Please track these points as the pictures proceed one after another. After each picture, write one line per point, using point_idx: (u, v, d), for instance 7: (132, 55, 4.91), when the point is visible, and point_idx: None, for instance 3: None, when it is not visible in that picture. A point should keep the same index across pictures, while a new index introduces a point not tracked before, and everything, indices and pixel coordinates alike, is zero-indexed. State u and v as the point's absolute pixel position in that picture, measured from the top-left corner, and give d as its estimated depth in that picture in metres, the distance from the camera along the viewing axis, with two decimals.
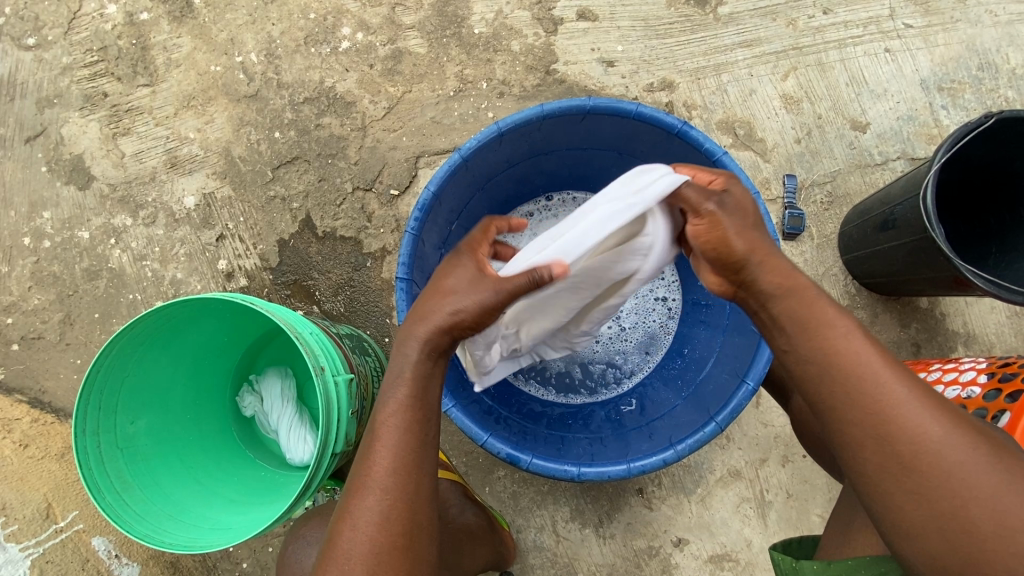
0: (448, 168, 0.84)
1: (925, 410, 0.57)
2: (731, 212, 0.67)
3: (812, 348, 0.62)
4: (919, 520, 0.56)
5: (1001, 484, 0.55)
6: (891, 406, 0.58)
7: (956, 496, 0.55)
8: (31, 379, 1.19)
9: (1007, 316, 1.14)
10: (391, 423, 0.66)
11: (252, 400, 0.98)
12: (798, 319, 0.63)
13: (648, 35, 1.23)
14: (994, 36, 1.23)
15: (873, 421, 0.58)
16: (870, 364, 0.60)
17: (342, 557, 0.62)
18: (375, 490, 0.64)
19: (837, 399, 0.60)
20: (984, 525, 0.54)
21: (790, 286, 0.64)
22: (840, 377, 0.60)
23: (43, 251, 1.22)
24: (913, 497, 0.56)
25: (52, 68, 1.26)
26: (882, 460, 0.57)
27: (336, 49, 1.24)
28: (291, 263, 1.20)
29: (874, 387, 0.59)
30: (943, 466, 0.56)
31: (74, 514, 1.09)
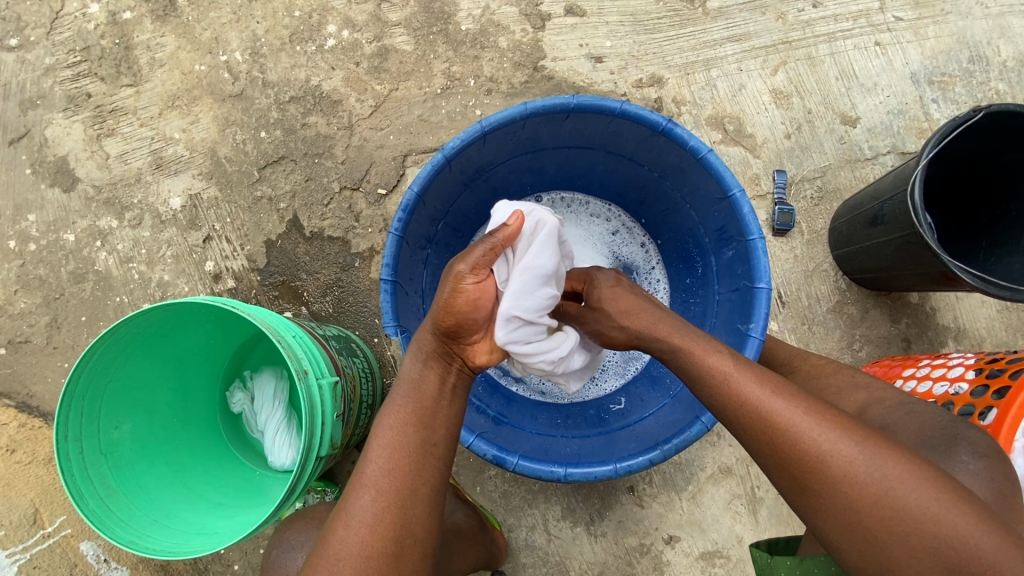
0: (431, 168, 0.83)
1: (807, 424, 0.58)
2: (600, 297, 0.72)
3: (705, 384, 0.65)
4: (833, 532, 0.56)
5: (889, 486, 0.54)
6: (776, 428, 0.59)
7: (851, 507, 0.55)
8: (19, 383, 1.18)
9: (997, 311, 1.14)
10: (391, 423, 0.67)
11: (243, 398, 0.98)
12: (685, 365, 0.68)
13: (637, 31, 1.22)
14: (985, 29, 1.22)
15: (765, 445, 0.60)
16: (748, 390, 0.62)
17: (328, 561, 0.60)
18: (369, 491, 0.63)
19: (735, 429, 0.63)
20: (881, 531, 0.53)
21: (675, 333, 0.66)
22: (727, 407, 0.63)
23: (28, 254, 1.22)
24: (819, 513, 0.57)
25: (34, 69, 1.25)
26: (786, 480, 0.58)
27: (322, 47, 1.23)
28: (278, 264, 1.19)
29: (760, 411, 0.61)
30: (830, 479, 0.56)
31: (61, 519, 1.09)
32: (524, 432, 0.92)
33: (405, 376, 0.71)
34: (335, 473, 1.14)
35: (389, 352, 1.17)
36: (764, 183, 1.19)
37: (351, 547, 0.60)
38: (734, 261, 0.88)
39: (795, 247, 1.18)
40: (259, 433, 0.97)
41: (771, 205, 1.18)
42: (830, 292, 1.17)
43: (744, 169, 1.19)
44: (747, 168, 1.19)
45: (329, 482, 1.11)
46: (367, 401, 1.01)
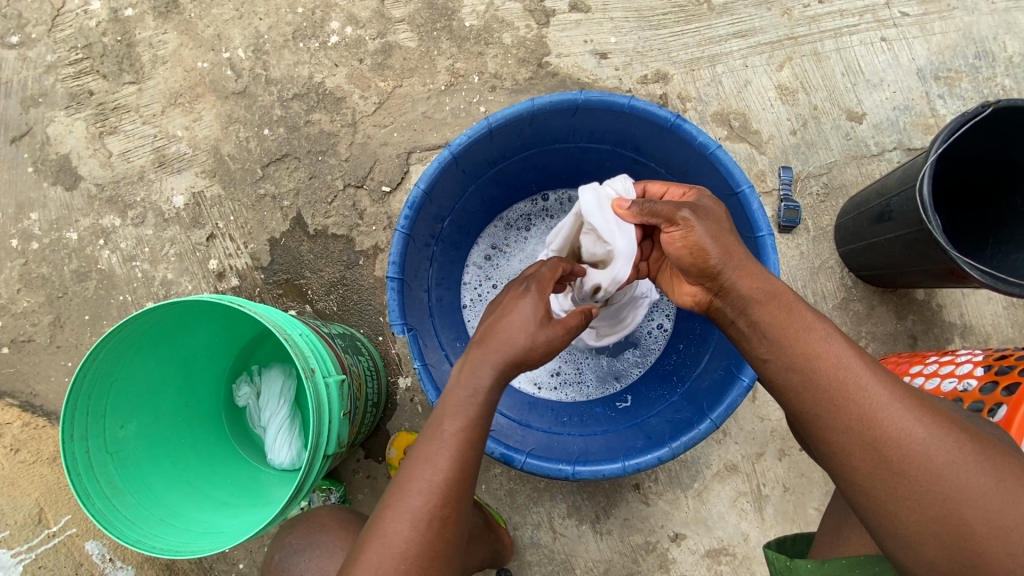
0: (438, 165, 0.83)
1: (907, 412, 0.57)
2: (705, 218, 0.68)
3: (796, 357, 0.61)
4: (915, 525, 0.55)
5: (990, 483, 0.54)
6: (876, 411, 0.57)
7: (947, 499, 0.54)
8: (22, 382, 1.18)
9: (1004, 307, 1.14)
10: (457, 431, 0.63)
11: (249, 391, 0.97)
12: (776, 327, 0.63)
13: (641, 27, 1.22)
14: (991, 24, 1.21)
15: (860, 428, 0.57)
16: (851, 367, 0.59)
17: (392, 558, 0.58)
18: (437, 496, 0.60)
19: (824, 408, 0.59)
20: (978, 526, 0.53)
21: (770, 291, 0.65)
22: (819, 381, 0.60)
23: (31, 253, 1.21)
24: (903, 502, 0.55)
25: (36, 67, 1.24)
26: (870, 465, 0.57)
27: (325, 44, 1.22)
28: (283, 262, 1.18)
29: (860, 392, 0.58)
30: (933, 469, 0.54)
31: (66, 518, 1.09)
32: (531, 430, 0.91)
33: (467, 381, 0.66)
34: (339, 471, 1.13)
35: (394, 350, 1.16)
36: (770, 179, 1.18)
37: (415, 547, 0.58)
38: None
39: (800, 244, 1.18)
40: (259, 428, 0.96)
41: (777, 202, 1.18)
42: (835, 289, 1.16)
43: (750, 165, 1.19)
44: (753, 165, 1.19)
45: (333, 480, 1.11)
46: (372, 400, 1.01)
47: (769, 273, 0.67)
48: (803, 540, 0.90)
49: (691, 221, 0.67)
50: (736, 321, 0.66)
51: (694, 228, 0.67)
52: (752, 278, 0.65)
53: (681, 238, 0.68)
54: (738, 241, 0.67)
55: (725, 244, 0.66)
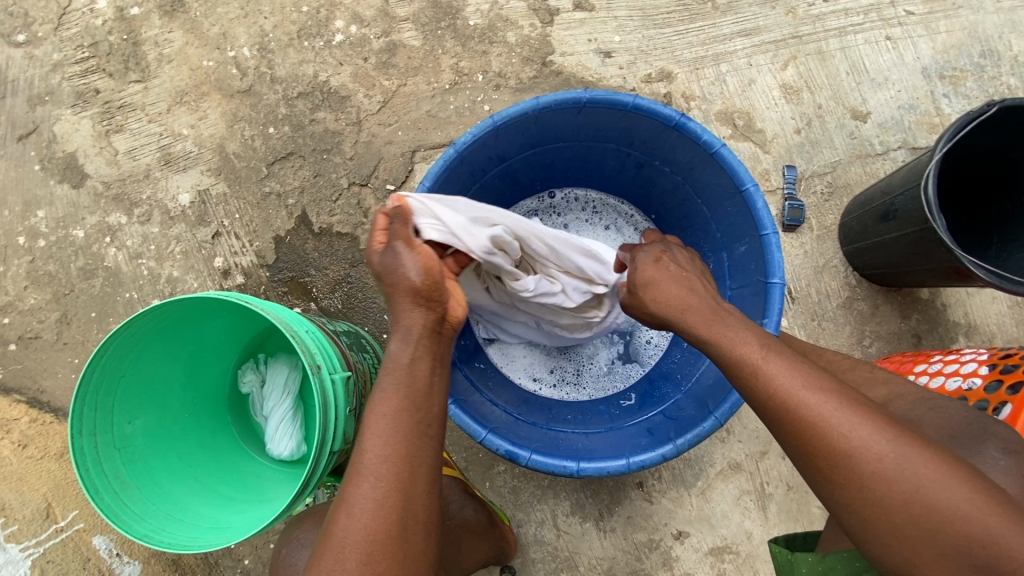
0: (443, 163, 0.83)
1: (838, 422, 0.57)
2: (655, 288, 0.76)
3: (736, 377, 0.64)
4: (854, 526, 0.57)
5: (915, 488, 0.54)
6: (807, 424, 0.58)
7: (875, 504, 0.55)
8: (29, 379, 1.19)
9: (1008, 307, 1.14)
10: (378, 411, 0.65)
11: (254, 379, 0.97)
12: (716, 356, 0.66)
13: (646, 25, 1.22)
14: (997, 23, 1.21)
15: (792, 440, 0.59)
16: (782, 382, 0.60)
17: (334, 548, 0.60)
18: (369, 478, 0.62)
19: (763, 421, 0.62)
20: (906, 529, 0.54)
21: (717, 329, 0.67)
22: (755, 396, 0.62)
23: (38, 250, 1.22)
24: (839, 505, 0.57)
25: (43, 65, 1.25)
26: (809, 472, 0.59)
27: (330, 43, 1.22)
28: (288, 260, 1.19)
29: (793, 406, 0.59)
30: (861, 476, 0.56)
31: (74, 514, 1.09)
32: (536, 429, 0.91)
33: (390, 359, 0.69)
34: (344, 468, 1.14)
35: None
36: (774, 178, 1.18)
37: (354, 535, 0.60)
38: (746, 257, 0.88)
39: (804, 243, 1.18)
40: (262, 418, 0.96)
41: (781, 201, 1.18)
42: (839, 288, 1.16)
43: (754, 164, 1.19)
44: (757, 164, 1.19)
45: (338, 477, 1.12)
46: None
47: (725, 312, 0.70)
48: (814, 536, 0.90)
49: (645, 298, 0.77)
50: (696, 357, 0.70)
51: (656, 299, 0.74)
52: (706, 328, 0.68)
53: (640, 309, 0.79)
54: (691, 292, 0.73)
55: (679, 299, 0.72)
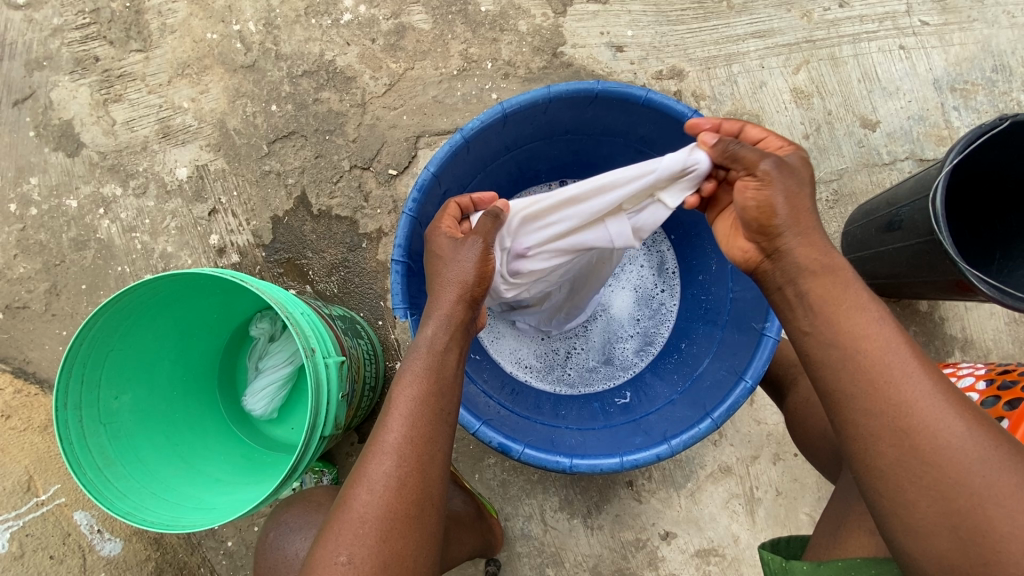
0: (449, 149, 0.81)
1: (948, 405, 0.55)
2: (786, 173, 0.63)
3: (839, 336, 0.59)
4: (933, 516, 0.53)
5: (1020, 485, 0.52)
6: (918, 400, 0.55)
7: (973, 494, 0.52)
8: (17, 349, 1.17)
9: (1005, 323, 1.14)
10: (406, 390, 0.65)
11: (264, 330, 0.96)
12: (829, 299, 0.61)
13: (659, 21, 1.20)
14: (1011, 38, 1.20)
15: (895, 414, 0.55)
16: (899, 354, 0.57)
17: (352, 522, 0.59)
18: (392, 456, 0.61)
19: (856, 397, 0.57)
20: (1000, 525, 0.52)
21: (831, 267, 0.62)
22: (862, 361, 0.58)
23: (29, 219, 1.19)
24: (927, 493, 0.54)
25: (42, 29, 1.22)
26: (900, 455, 0.55)
27: (338, 22, 1.20)
28: (285, 241, 1.17)
29: (903, 379, 0.56)
30: (965, 464, 0.53)
31: (56, 487, 1.07)
32: (530, 423, 0.91)
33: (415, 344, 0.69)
34: (333, 453, 1.13)
35: (393, 336, 1.15)
36: None
37: (373, 510, 0.59)
38: None
39: None
40: (253, 369, 0.98)
41: None
42: None
43: None
44: None
45: (326, 462, 1.11)
46: (370, 383, 1.01)
47: (830, 247, 0.63)
48: (798, 542, 0.90)
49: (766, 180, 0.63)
50: (779, 292, 0.65)
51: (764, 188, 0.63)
52: (816, 241, 0.63)
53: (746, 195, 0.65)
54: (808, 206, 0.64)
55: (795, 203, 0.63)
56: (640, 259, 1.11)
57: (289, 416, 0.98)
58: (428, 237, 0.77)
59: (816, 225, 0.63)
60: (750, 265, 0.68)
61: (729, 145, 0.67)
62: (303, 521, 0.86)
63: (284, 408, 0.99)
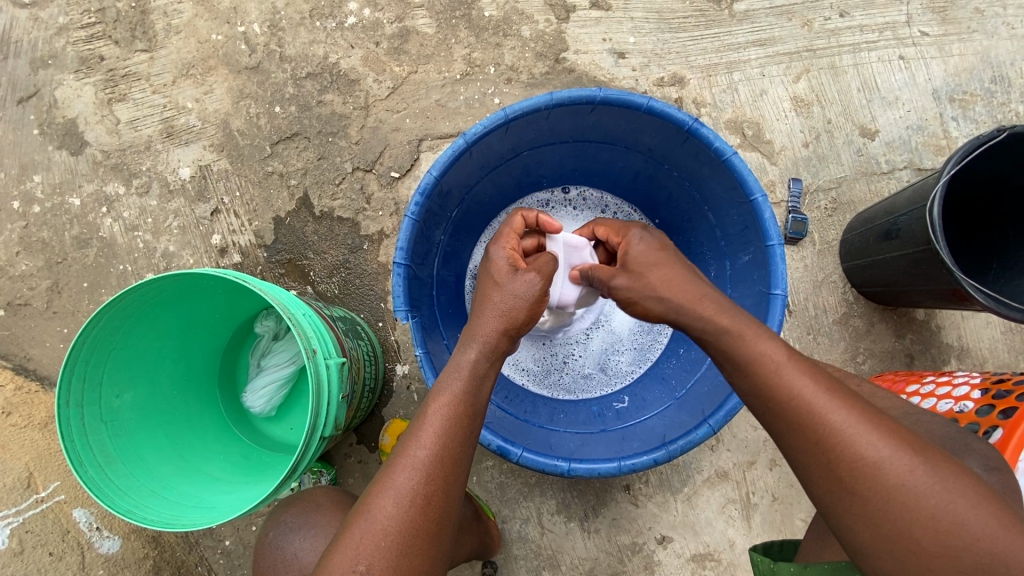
0: (452, 154, 0.82)
1: (863, 433, 0.56)
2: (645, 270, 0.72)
3: (747, 384, 0.62)
4: (869, 540, 0.54)
5: (942, 504, 0.52)
6: (831, 432, 0.56)
7: (900, 518, 0.53)
8: (17, 346, 1.17)
9: (1001, 332, 1.14)
10: (443, 408, 0.66)
11: (269, 328, 0.97)
12: (725, 354, 0.64)
13: (661, 28, 1.21)
14: (1010, 49, 1.21)
15: (813, 449, 0.57)
16: (805, 390, 0.59)
17: (375, 534, 0.59)
18: (421, 472, 0.62)
19: (780, 434, 0.59)
20: (928, 545, 0.52)
21: (734, 329, 0.64)
22: (775, 401, 0.59)
23: (32, 216, 1.20)
24: (858, 519, 0.55)
25: (47, 28, 1.22)
26: (827, 485, 0.56)
27: (342, 25, 1.21)
28: (286, 242, 1.18)
29: (817, 414, 0.57)
30: (885, 491, 0.54)
31: (56, 484, 1.07)
32: (529, 426, 0.91)
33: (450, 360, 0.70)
34: (331, 454, 1.14)
35: (393, 337, 1.16)
36: (779, 190, 1.18)
37: (398, 523, 0.60)
38: (750, 266, 0.88)
39: (805, 257, 1.18)
40: (255, 366, 0.99)
41: (785, 213, 1.18)
42: (837, 304, 1.17)
43: (760, 175, 1.19)
44: (764, 174, 1.19)
45: (325, 463, 1.11)
46: (370, 385, 1.01)
47: (726, 311, 0.66)
48: (791, 547, 0.90)
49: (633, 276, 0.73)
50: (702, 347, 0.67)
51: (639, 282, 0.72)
52: (706, 307, 0.66)
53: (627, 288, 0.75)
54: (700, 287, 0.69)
55: (670, 288, 0.69)
56: None
57: (288, 416, 0.99)
58: (491, 249, 0.81)
59: (695, 294, 0.68)
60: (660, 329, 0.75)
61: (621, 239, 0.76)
62: (303, 521, 0.87)
63: (281, 407, 0.99)
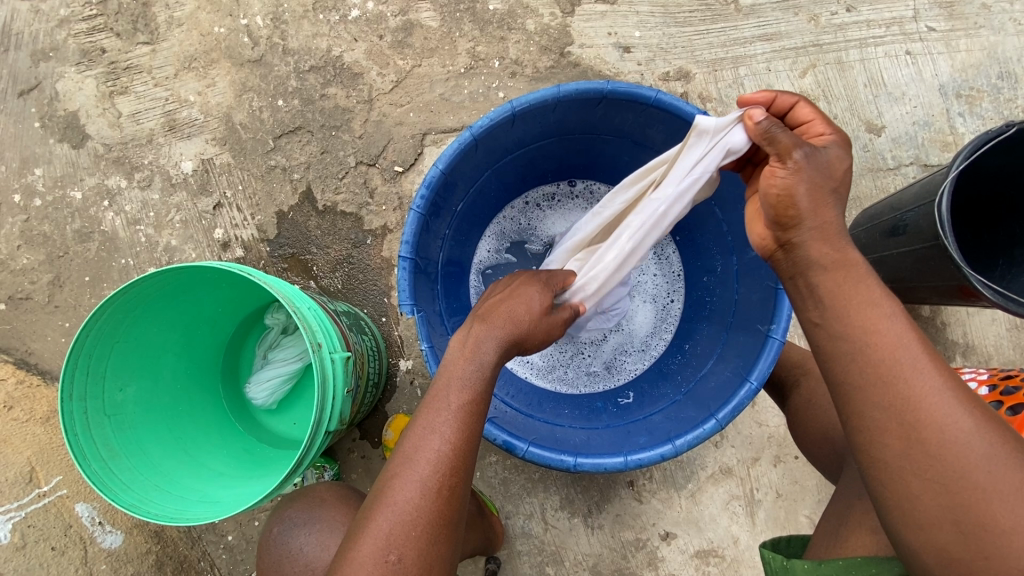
0: (458, 147, 0.81)
1: (957, 402, 0.55)
2: (818, 168, 0.61)
3: (849, 327, 0.59)
4: (935, 509, 0.54)
5: (1021, 482, 0.53)
6: (927, 395, 0.55)
7: (977, 489, 0.53)
8: (18, 340, 1.17)
9: (1007, 329, 1.14)
10: (463, 402, 0.65)
11: (279, 321, 0.97)
12: (835, 292, 0.60)
13: (667, 23, 1.20)
14: (1017, 45, 1.20)
15: (902, 409, 0.55)
16: (909, 350, 0.57)
17: (403, 524, 0.60)
18: (429, 462, 0.62)
19: (865, 391, 0.57)
20: (1000, 519, 0.52)
21: (839, 260, 0.60)
22: (875, 353, 0.57)
23: (33, 210, 1.19)
24: (931, 487, 0.54)
25: (48, 20, 1.22)
26: (904, 448, 0.55)
27: (345, 18, 1.20)
28: (289, 237, 1.17)
29: (913, 377, 0.56)
30: (969, 460, 0.53)
31: (58, 479, 1.07)
32: (534, 421, 0.91)
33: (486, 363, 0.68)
34: (334, 449, 1.13)
35: (396, 332, 1.15)
36: None
37: (419, 512, 0.60)
38: (757, 261, 0.86)
39: None
40: (260, 358, 0.99)
41: None
42: None
43: None
44: None
45: (328, 458, 1.11)
46: (373, 379, 1.01)
47: (848, 241, 0.61)
48: (800, 543, 0.89)
49: (795, 170, 0.60)
50: (794, 280, 0.63)
51: (802, 173, 0.60)
52: (832, 237, 0.61)
53: (768, 182, 0.62)
54: (837, 207, 0.61)
55: (817, 197, 0.61)
56: (652, 268, 1.11)
57: (291, 410, 0.99)
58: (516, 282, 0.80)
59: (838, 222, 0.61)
60: (763, 249, 0.67)
61: (774, 128, 0.62)
62: (306, 516, 0.86)
63: (284, 401, 0.99)
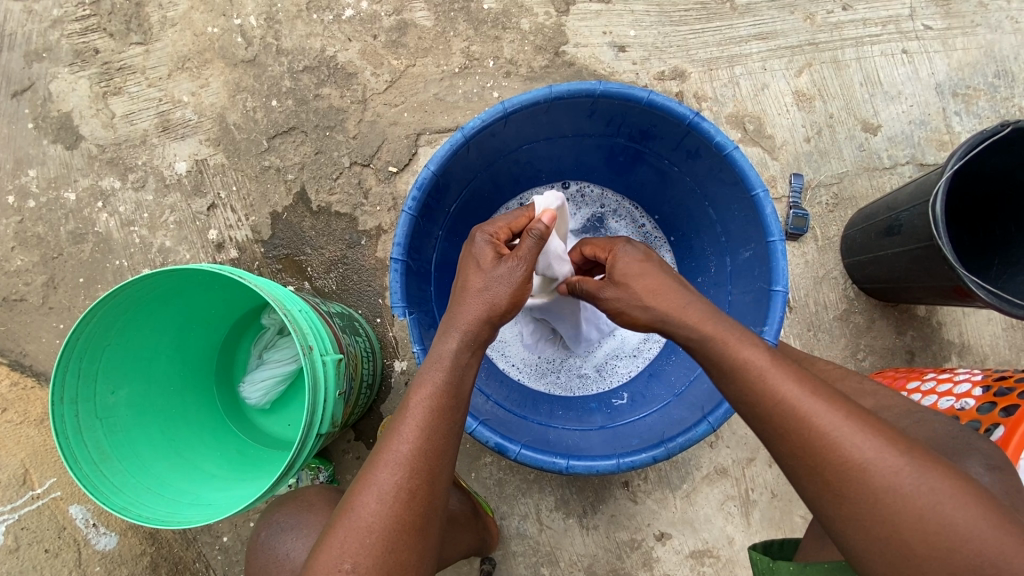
0: (449, 148, 0.81)
1: (847, 435, 0.55)
2: (635, 277, 0.69)
3: (735, 388, 0.61)
4: (862, 542, 0.54)
5: (931, 503, 0.52)
6: (819, 438, 0.55)
7: (888, 520, 0.53)
8: (13, 342, 1.16)
9: (1003, 329, 1.14)
10: (423, 402, 0.65)
11: (275, 322, 0.98)
12: (714, 360, 0.62)
13: (662, 22, 1.20)
14: (1013, 43, 1.20)
15: (801, 453, 0.56)
16: (790, 393, 0.58)
17: (358, 531, 0.60)
18: (404, 469, 0.62)
19: (769, 438, 0.59)
20: (918, 546, 0.52)
21: (707, 330, 0.63)
22: (761, 405, 0.59)
23: (27, 211, 1.19)
24: (850, 524, 0.54)
25: (41, 20, 1.21)
26: (817, 490, 0.56)
27: (339, 17, 1.19)
28: (284, 237, 1.17)
29: (805, 420, 0.56)
30: (873, 493, 0.53)
31: (51, 481, 1.07)
32: (526, 422, 0.91)
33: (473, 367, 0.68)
34: (329, 450, 1.13)
35: (391, 333, 1.15)
36: (780, 185, 1.18)
37: (392, 520, 0.60)
38: (751, 262, 0.86)
39: (806, 253, 1.17)
40: (256, 358, 1.00)
41: (786, 209, 1.17)
42: (838, 300, 1.16)
43: (761, 170, 1.18)
44: (765, 169, 1.18)
45: (323, 459, 1.11)
46: (367, 381, 1.01)
47: (705, 314, 0.64)
48: (792, 545, 0.90)
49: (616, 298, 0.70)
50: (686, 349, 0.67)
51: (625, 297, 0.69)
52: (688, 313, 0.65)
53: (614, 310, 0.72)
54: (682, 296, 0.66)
55: (647, 291, 0.67)
56: None
57: (284, 411, 0.99)
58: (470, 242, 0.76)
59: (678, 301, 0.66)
60: None
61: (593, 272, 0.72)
62: (297, 520, 0.86)
63: (278, 401, 1.00)
